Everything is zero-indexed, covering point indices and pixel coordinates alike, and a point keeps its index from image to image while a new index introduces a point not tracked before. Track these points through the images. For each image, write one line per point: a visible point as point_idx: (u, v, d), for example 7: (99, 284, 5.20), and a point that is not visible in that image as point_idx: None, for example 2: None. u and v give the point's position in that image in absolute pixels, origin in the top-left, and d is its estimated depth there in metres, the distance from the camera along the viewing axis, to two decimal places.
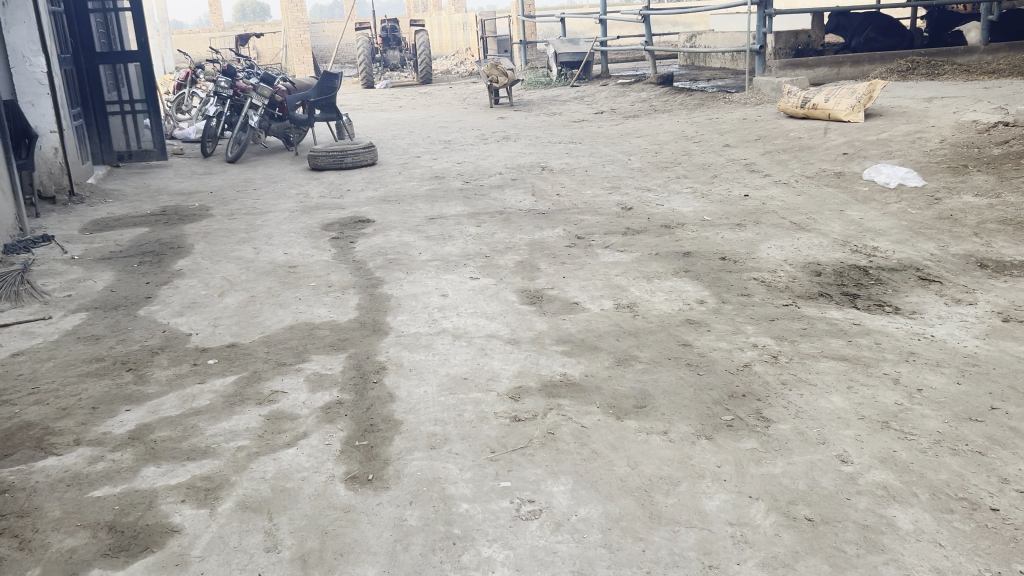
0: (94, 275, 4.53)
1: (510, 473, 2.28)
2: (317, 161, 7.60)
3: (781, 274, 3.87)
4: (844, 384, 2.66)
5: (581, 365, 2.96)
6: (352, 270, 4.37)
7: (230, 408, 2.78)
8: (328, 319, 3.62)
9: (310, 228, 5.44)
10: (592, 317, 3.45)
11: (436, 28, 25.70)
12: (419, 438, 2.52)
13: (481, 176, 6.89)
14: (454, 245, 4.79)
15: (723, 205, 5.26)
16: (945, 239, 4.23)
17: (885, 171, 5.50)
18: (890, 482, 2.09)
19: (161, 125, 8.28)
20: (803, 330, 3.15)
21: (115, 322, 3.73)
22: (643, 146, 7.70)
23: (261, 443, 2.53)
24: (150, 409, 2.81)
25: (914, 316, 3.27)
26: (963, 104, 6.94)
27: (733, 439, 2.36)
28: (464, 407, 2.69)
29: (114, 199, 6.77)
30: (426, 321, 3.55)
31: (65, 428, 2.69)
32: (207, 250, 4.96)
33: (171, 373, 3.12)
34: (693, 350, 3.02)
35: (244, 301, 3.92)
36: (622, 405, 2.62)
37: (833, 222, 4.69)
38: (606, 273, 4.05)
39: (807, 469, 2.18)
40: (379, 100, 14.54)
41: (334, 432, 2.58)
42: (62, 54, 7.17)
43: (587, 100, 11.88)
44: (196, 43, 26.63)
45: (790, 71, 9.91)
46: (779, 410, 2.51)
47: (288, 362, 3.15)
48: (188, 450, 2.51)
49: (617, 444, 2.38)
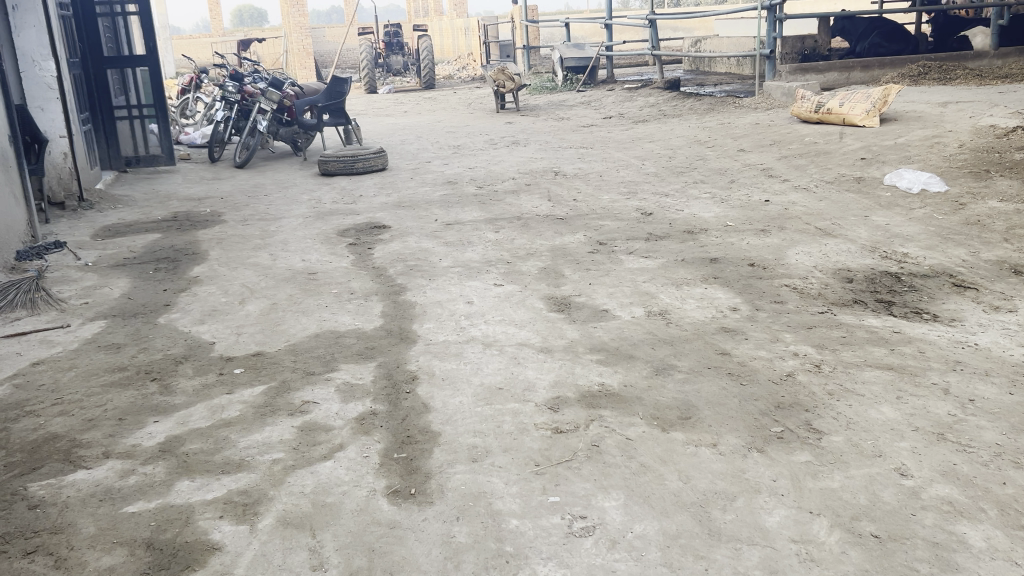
0: (109, 283, 4.46)
1: (559, 487, 2.21)
2: (328, 166, 7.53)
3: (812, 280, 3.81)
4: (892, 394, 2.59)
5: (619, 374, 2.90)
6: (373, 277, 4.30)
7: (261, 420, 2.70)
8: (354, 327, 3.55)
9: (326, 234, 5.37)
10: (624, 325, 3.39)
11: (438, 33, 25.68)
12: (460, 450, 2.45)
13: (495, 182, 6.82)
14: (475, 252, 4.73)
15: (744, 210, 5.21)
16: (975, 246, 4.17)
17: (907, 176, 5.45)
18: (955, 498, 2.03)
19: (169, 130, 8.22)
20: (843, 339, 3.09)
21: (135, 330, 3.66)
22: (656, 151, 7.65)
23: (297, 456, 2.46)
24: (179, 421, 2.74)
25: (954, 324, 3.21)
26: (979, 109, 6.90)
27: (786, 452, 2.29)
28: (503, 418, 2.63)
29: (124, 204, 6.69)
30: (454, 329, 3.48)
31: (93, 440, 2.62)
32: (223, 257, 4.89)
33: (197, 382, 3.05)
34: (732, 359, 2.96)
35: (266, 308, 3.86)
36: (666, 416, 2.56)
37: (859, 227, 4.64)
38: (632, 279, 3.99)
39: (866, 483, 2.12)
40: (384, 105, 14.48)
41: (371, 444, 2.51)
42: (71, 58, 7.11)
43: (594, 105, 11.83)
44: (197, 49, 26.63)
45: (800, 76, 9.88)
46: (829, 422, 2.45)
47: (316, 371, 3.08)
48: (221, 463, 2.44)
49: (666, 457, 2.32)
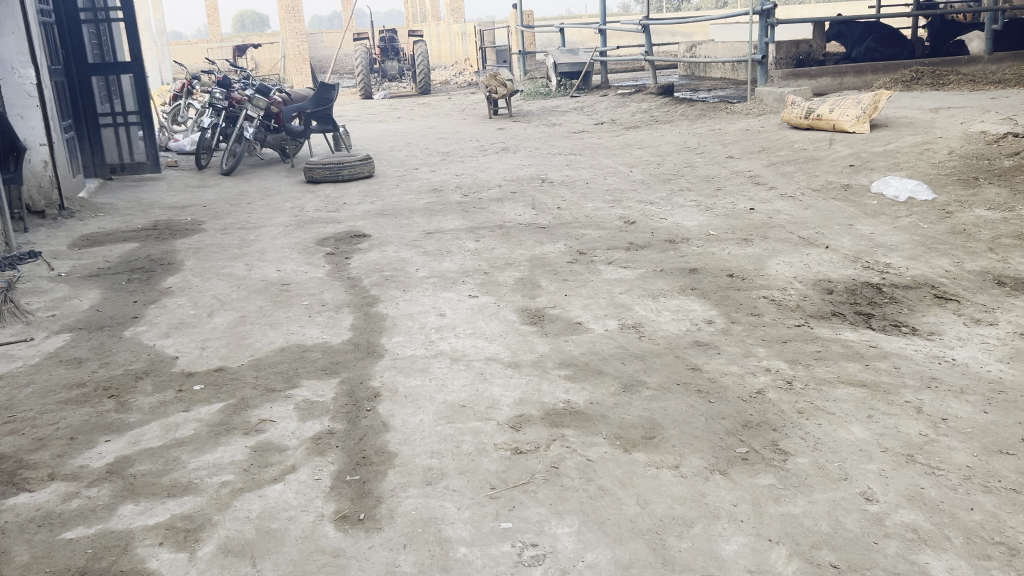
0: (80, 294, 4.39)
1: (512, 513, 2.13)
2: (314, 174, 7.46)
3: (791, 292, 3.73)
4: (863, 413, 2.51)
5: (585, 391, 2.82)
6: (347, 288, 4.23)
7: (215, 439, 2.63)
8: (321, 340, 3.47)
9: (305, 243, 5.29)
10: (596, 338, 3.31)
11: (436, 38, 25.66)
12: (414, 472, 2.37)
13: (480, 189, 6.75)
14: (453, 261, 4.65)
15: (728, 219, 5.13)
16: (959, 256, 4.09)
17: (894, 184, 5.37)
18: (920, 524, 1.95)
19: (154, 137, 8.17)
20: (818, 353, 3.01)
21: (99, 344, 3.59)
22: (645, 158, 7.58)
23: (247, 478, 2.38)
24: (131, 440, 2.66)
25: (932, 338, 3.13)
26: (970, 115, 6.82)
27: (750, 475, 2.22)
28: (463, 438, 2.55)
29: (106, 213, 6.62)
30: (423, 343, 3.40)
31: (40, 461, 2.54)
32: (198, 267, 4.82)
33: (155, 400, 2.97)
34: (702, 375, 2.88)
35: (234, 321, 3.78)
36: (630, 436, 2.48)
37: (842, 236, 4.56)
38: (609, 291, 3.92)
39: (829, 508, 2.04)
40: (376, 110, 14.42)
41: (325, 466, 2.43)
42: (53, 65, 7.06)
43: (587, 111, 11.76)
44: (194, 55, 26.60)
45: (792, 82, 9.81)
46: (796, 442, 2.37)
47: (277, 388, 3.00)
48: (168, 486, 2.36)
49: (625, 480, 2.24)
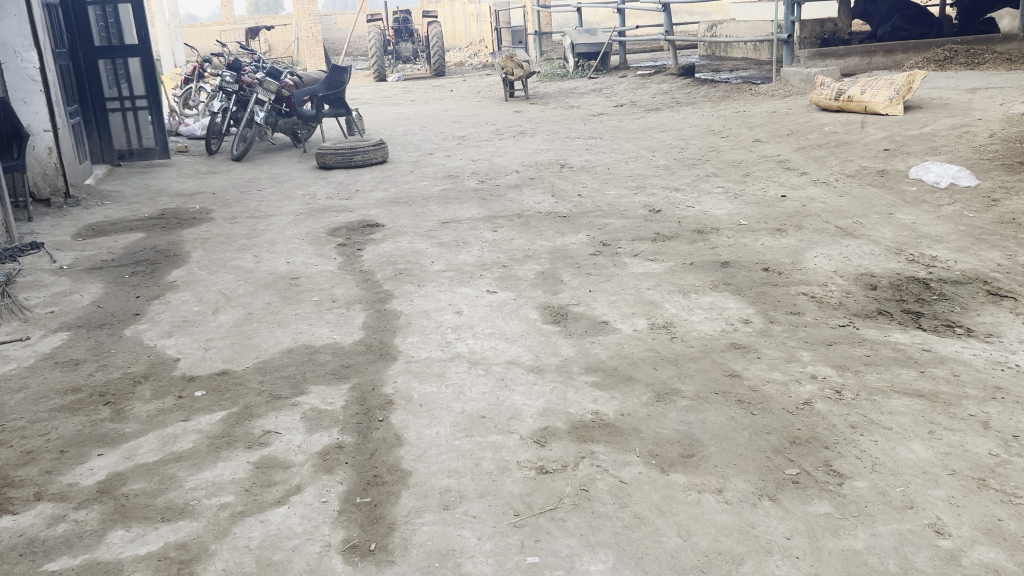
0: (82, 288, 4.20)
1: (538, 545, 1.92)
2: (326, 159, 7.25)
3: (833, 288, 3.49)
4: (924, 428, 2.28)
5: (614, 401, 2.59)
6: (359, 283, 4.02)
7: (215, 454, 2.43)
8: (330, 341, 3.27)
9: (316, 233, 5.09)
10: (624, 340, 3.08)
11: (450, 19, 25.32)
12: (430, 495, 2.16)
13: (497, 175, 6.52)
14: (470, 253, 4.43)
15: (759, 207, 4.89)
16: (1011, 248, 3.84)
17: (934, 170, 5.10)
18: (1003, 565, 1.73)
19: (163, 122, 7.94)
20: (867, 358, 2.78)
21: (98, 344, 3.39)
22: (668, 142, 7.32)
23: (247, 500, 2.19)
24: (125, 455, 2.46)
25: (990, 340, 2.89)
26: (1010, 95, 6.52)
27: (803, 502, 1.99)
28: (483, 454, 2.34)
29: (112, 200, 6.43)
30: (439, 344, 3.19)
31: (26, 478, 2.35)
32: (204, 259, 4.62)
33: (153, 408, 2.77)
34: (742, 383, 2.65)
35: (240, 319, 3.59)
36: (666, 454, 2.26)
37: (882, 227, 4.30)
38: (636, 286, 3.69)
39: (896, 544, 1.82)
40: (391, 93, 14.19)
41: (333, 486, 2.23)
42: (57, 49, 6.84)
43: (606, 92, 11.48)
44: (205, 37, 26.44)
45: (819, 62, 9.49)
46: (852, 463, 2.14)
47: (283, 395, 2.80)
48: (162, 509, 2.17)
49: (664, 507, 2.02)
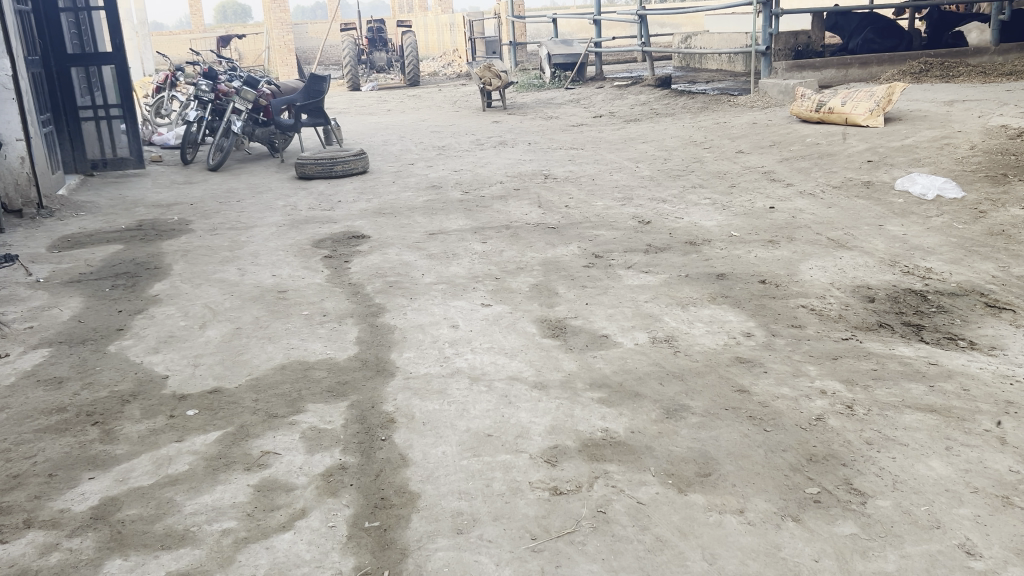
0: (61, 302, 4.07)
1: (559, 571, 1.86)
2: (305, 169, 7.15)
3: (831, 300, 3.47)
4: (940, 444, 2.25)
5: (624, 418, 2.54)
6: (349, 296, 3.94)
7: (213, 477, 2.34)
8: (325, 356, 3.19)
9: (300, 245, 4.99)
10: (627, 354, 3.03)
11: (423, 29, 25.28)
12: (443, 518, 2.09)
13: (481, 186, 6.46)
14: (461, 265, 4.36)
15: (748, 218, 4.88)
16: (1003, 260, 3.85)
17: (920, 181, 5.12)
18: None
19: (138, 132, 7.79)
20: (874, 372, 2.75)
21: (81, 361, 3.28)
22: (650, 153, 7.31)
23: (251, 526, 2.10)
24: (118, 478, 2.36)
25: (994, 353, 2.88)
26: (988, 107, 6.58)
27: (827, 522, 1.95)
28: (493, 475, 2.27)
29: (87, 211, 6.28)
30: (438, 359, 3.12)
31: (14, 504, 2.24)
32: (187, 272, 4.51)
33: (144, 428, 2.66)
34: (752, 398, 2.61)
35: (229, 334, 3.49)
36: (683, 473, 2.21)
37: (874, 238, 4.30)
38: (633, 298, 3.65)
39: (927, 566, 1.78)
40: (368, 103, 14.10)
41: (339, 510, 2.15)
42: (29, 57, 6.69)
43: (584, 103, 11.49)
44: (175, 46, 26.16)
45: (796, 73, 9.55)
46: (872, 481, 2.10)
47: (280, 414, 2.71)
48: (162, 535, 2.07)
49: (685, 529, 1.97)
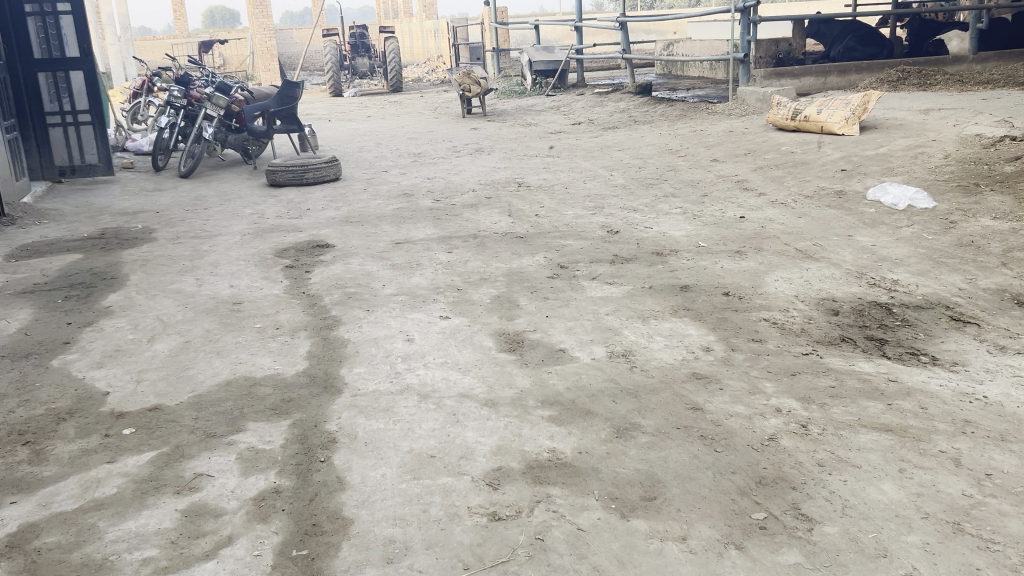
0: (10, 314, 3.96)
1: None
2: (276, 177, 7.05)
3: (794, 313, 3.40)
4: (893, 466, 2.18)
5: (572, 438, 2.45)
6: (305, 308, 3.84)
7: (141, 501, 2.24)
8: (272, 372, 3.09)
9: (263, 254, 4.89)
10: (582, 370, 2.95)
11: (408, 35, 25.23)
12: (373, 546, 2.00)
13: (452, 194, 6.37)
14: (423, 276, 4.27)
15: (718, 228, 4.82)
16: (971, 272, 3.79)
17: (892, 192, 5.07)
18: None
19: (107, 138, 7.66)
20: (832, 389, 2.68)
21: (21, 376, 3.17)
22: (626, 161, 7.25)
23: (172, 554, 2.00)
24: (41, 502, 2.26)
25: (956, 369, 2.81)
26: (962, 116, 6.55)
27: (772, 550, 1.88)
28: (431, 499, 2.18)
29: (50, 219, 6.16)
30: (388, 375, 3.02)
31: None
32: (143, 282, 4.41)
33: (77, 448, 2.56)
34: (705, 417, 2.53)
35: (177, 348, 3.39)
36: (627, 497, 2.13)
37: (842, 249, 4.24)
38: (594, 311, 3.57)
39: None
40: (348, 109, 14.00)
41: (267, 537, 2.06)
42: None
43: (564, 110, 11.43)
44: (158, 52, 25.99)
45: (775, 80, 9.51)
46: (821, 505, 2.03)
47: (218, 433, 2.61)
48: (78, 564, 1.98)
49: (624, 558, 1.89)
